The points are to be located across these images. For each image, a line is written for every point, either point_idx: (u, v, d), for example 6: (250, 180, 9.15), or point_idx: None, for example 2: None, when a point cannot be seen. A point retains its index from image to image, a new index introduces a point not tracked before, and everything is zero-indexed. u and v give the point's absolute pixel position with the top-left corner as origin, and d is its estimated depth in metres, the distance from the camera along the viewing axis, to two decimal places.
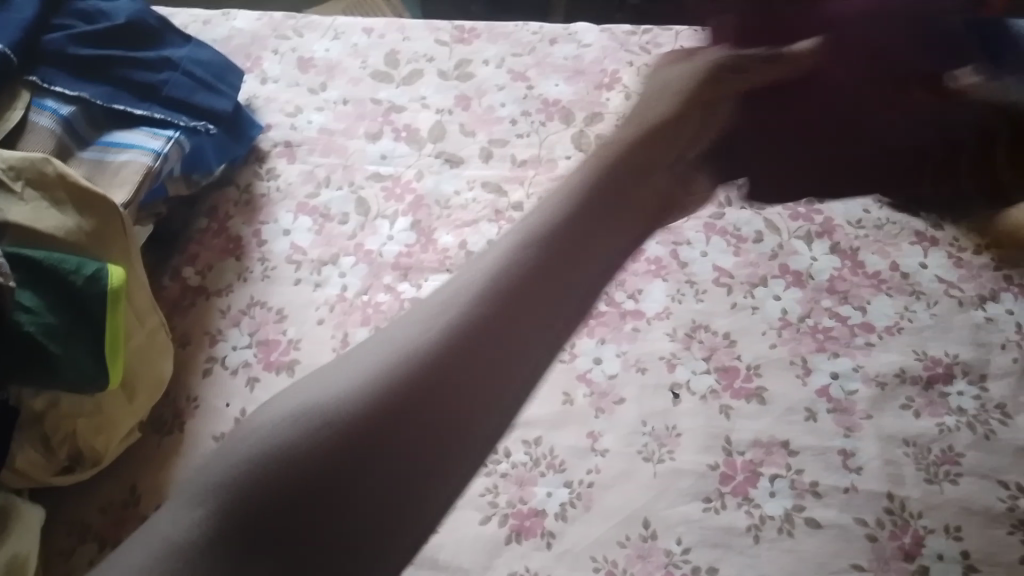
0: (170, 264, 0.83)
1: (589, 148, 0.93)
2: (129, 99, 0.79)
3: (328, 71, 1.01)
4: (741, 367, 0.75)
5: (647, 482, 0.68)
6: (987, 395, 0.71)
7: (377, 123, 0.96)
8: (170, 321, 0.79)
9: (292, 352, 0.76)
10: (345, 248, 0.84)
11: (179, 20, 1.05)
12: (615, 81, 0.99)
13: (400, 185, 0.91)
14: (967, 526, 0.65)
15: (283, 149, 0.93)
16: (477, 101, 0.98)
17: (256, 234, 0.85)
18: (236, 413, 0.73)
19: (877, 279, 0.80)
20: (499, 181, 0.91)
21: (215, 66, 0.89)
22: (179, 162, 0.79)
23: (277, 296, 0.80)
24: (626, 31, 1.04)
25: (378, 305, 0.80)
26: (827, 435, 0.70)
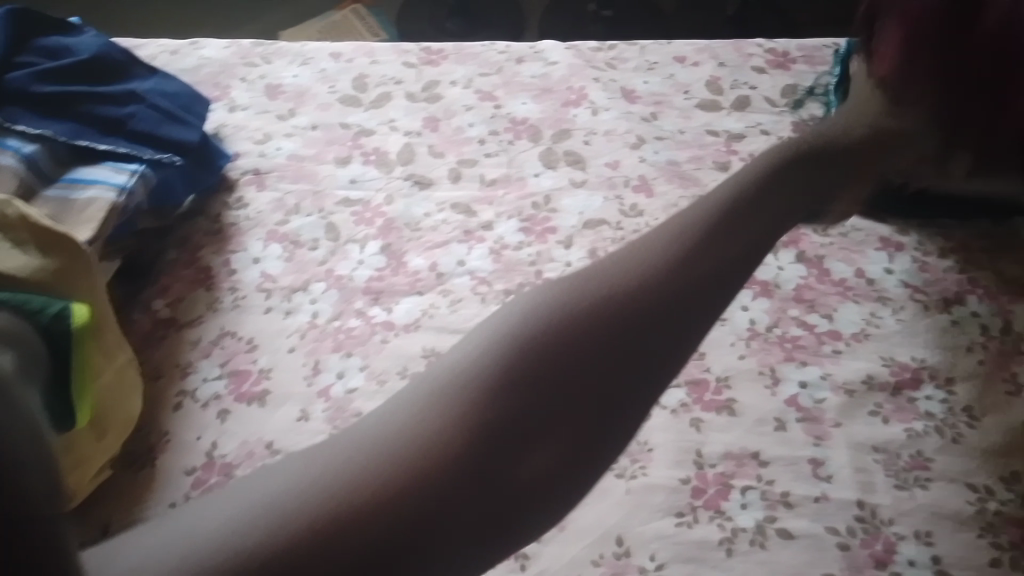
0: (140, 298, 0.83)
1: (558, 165, 0.94)
2: (93, 135, 0.79)
3: (297, 96, 1.01)
4: (710, 380, 0.75)
5: (619, 499, 0.68)
6: (954, 399, 0.72)
7: (347, 147, 0.96)
8: (142, 355, 0.79)
9: (263, 382, 0.77)
10: (316, 274, 0.85)
11: (147, 50, 1.05)
12: (581, 98, 0.99)
13: (370, 209, 0.91)
14: (937, 531, 0.65)
15: (252, 177, 0.93)
16: (446, 122, 0.99)
17: (226, 264, 0.86)
18: (208, 445, 0.73)
19: (843, 287, 0.80)
20: (469, 202, 0.91)
21: (181, 97, 0.89)
22: (145, 197, 0.80)
23: (248, 325, 0.81)
24: (592, 48, 1.05)
25: (349, 331, 0.80)
26: (797, 445, 0.70)
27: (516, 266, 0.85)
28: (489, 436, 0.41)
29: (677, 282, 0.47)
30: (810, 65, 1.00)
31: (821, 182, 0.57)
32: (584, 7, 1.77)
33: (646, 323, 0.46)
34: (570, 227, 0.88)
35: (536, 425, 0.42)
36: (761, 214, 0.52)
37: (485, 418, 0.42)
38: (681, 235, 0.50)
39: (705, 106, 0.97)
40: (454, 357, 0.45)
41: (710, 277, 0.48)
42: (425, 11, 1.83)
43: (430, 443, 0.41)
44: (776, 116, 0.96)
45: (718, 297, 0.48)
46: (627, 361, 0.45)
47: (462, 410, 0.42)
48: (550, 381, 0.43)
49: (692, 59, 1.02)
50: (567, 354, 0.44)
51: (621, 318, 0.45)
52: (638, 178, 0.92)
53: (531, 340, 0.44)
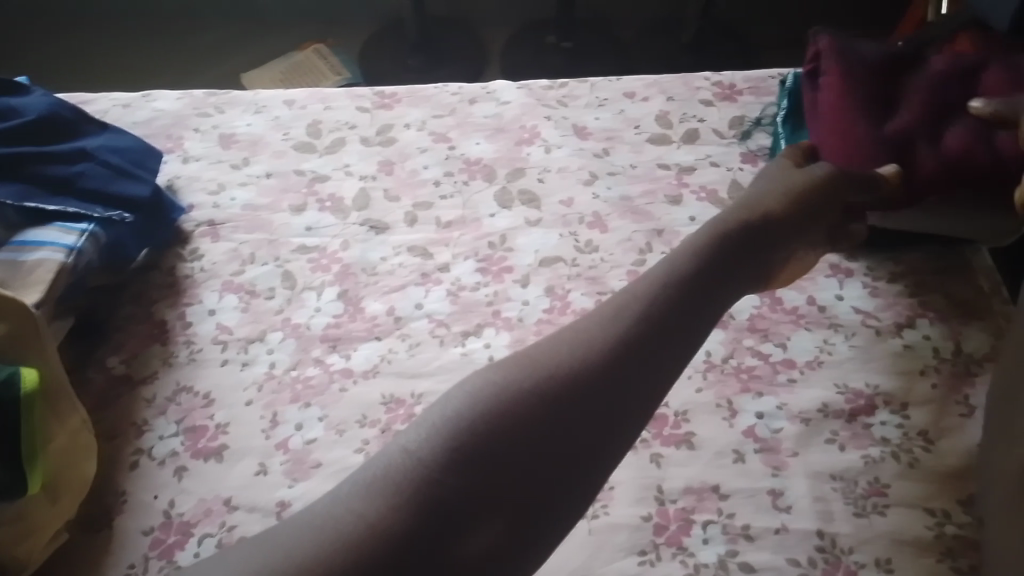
0: (94, 355, 0.82)
1: (513, 204, 0.94)
2: (41, 196, 0.78)
3: (251, 146, 1.01)
4: (669, 414, 0.75)
5: (581, 539, 0.68)
6: (909, 423, 0.73)
7: (302, 195, 0.96)
8: (96, 415, 0.78)
9: (220, 437, 0.76)
10: (272, 324, 0.84)
11: (99, 104, 1.05)
12: (534, 137, 1.00)
13: (326, 256, 0.91)
14: (897, 558, 0.65)
15: (206, 229, 0.92)
16: (401, 165, 0.99)
17: (181, 317, 0.85)
18: (165, 504, 0.72)
19: (796, 315, 0.81)
20: (425, 244, 0.91)
21: (132, 151, 0.89)
22: (95, 255, 0.79)
23: (204, 379, 0.80)
24: (543, 85, 1.06)
25: (308, 380, 0.80)
26: (756, 477, 0.71)
27: (474, 308, 0.86)
28: (443, 510, 0.47)
29: (613, 363, 0.55)
30: (757, 96, 1.02)
31: (754, 251, 0.67)
32: (541, 41, 1.79)
33: (583, 406, 0.52)
34: (527, 266, 0.89)
35: (485, 501, 0.48)
36: (697, 295, 0.60)
37: (438, 495, 0.48)
38: (617, 320, 0.57)
39: (655, 140, 0.98)
40: (411, 436, 0.52)
41: (644, 360, 0.56)
42: (389, 47, 1.81)
43: (391, 519, 0.47)
44: (724, 148, 0.97)
45: (654, 377, 0.56)
46: (568, 442, 0.51)
47: (419, 488, 0.48)
48: (499, 459, 0.49)
49: (641, 94, 1.04)
50: (514, 433, 0.50)
51: (559, 402, 0.52)
52: (592, 215, 0.93)
53: (477, 423, 0.51)
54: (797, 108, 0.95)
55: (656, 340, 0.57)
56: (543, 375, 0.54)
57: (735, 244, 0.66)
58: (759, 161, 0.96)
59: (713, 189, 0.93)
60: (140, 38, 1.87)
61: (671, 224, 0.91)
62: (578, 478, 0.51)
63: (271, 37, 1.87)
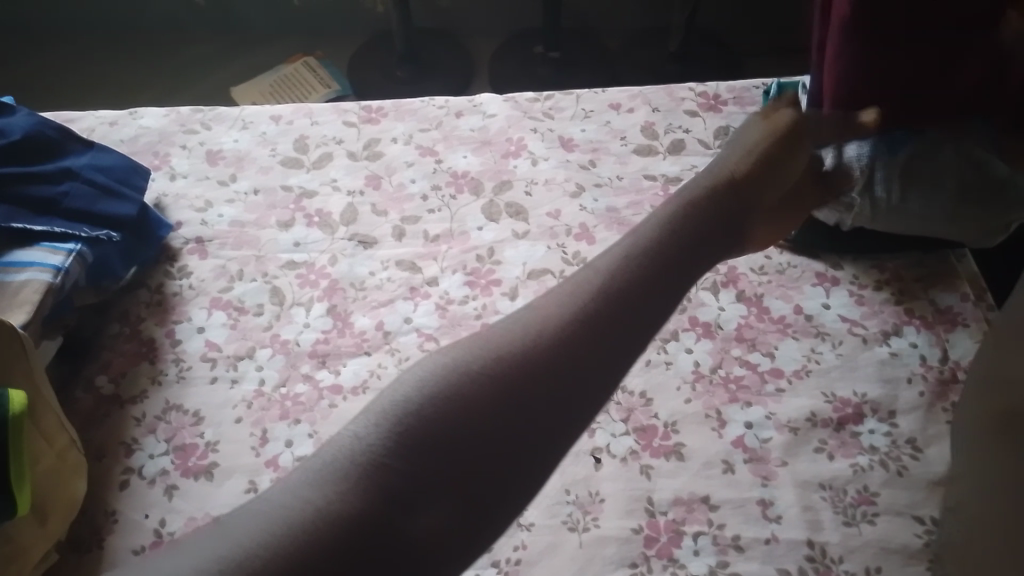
0: (82, 375, 0.82)
1: (500, 217, 0.95)
2: (27, 216, 0.78)
3: (237, 162, 1.01)
4: (659, 425, 0.76)
5: (572, 553, 0.68)
6: (896, 431, 0.73)
7: (289, 211, 0.97)
8: (84, 435, 0.78)
9: (210, 455, 0.76)
10: (260, 341, 0.84)
11: (84, 123, 1.05)
12: (520, 150, 1.01)
13: (314, 271, 0.91)
14: (886, 566, 0.66)
15: (194, 246, 0.92)
16: (388, 179, 0.99)
17: (169, 335, 0.85)
18: (155, 524, 0.72)
19: (783, 324, 0.82)
20: (413, 258, 0.92)
21: (119, 168, 0.89)
22: (82, 274, 0.79)
23: (193, 397, 0.80)
24: (529, 98, 1.06)
25: (297, 397, 0.80)
26: (745, 487, 0.71)
27: (462, 322, 0.86)
28: (394, 493, 0.46)
29: (571, 344, 0.54)
30: (741, 106, 1.03)
31: (730, 218, 0.68)
32: (528, 51, 1.81)
33: (540, 388, 0.52)
34: (514, 278, 0.89)
35: (440, 478, 0.47)
36: (664, 274, 0.59)
37: (388, 478, 0.47)
38: (580, 302, 0.56)
39: (641, 151, 0.99)
40: (361, 420, 0.50)
41: (607, 343, 0.55)
42: (375, 59, 1.81)
43: (340, 504, 0.45)
44: (709, 158, 0.98)
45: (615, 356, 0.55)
46: (529, 421, 0.51)
47: (367, 472, 0.47)
48: (453, 441, 0.48)
49: (626, 105, 1.04)
50: (469, 416, 0.49)
51: (513, 384, 0.52)
52: (580, 226, 0.93)
53: (433, 406, 0.49)
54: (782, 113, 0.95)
55: (623, 321, 0.56)
56: (500, 360, 0.53)
57: (710, 215, 0.66)
58: None
59: None
60: (126, 54, 1.87)
61: None
62: (535, 457, 0.50)
63: (257, 51, 1.87)
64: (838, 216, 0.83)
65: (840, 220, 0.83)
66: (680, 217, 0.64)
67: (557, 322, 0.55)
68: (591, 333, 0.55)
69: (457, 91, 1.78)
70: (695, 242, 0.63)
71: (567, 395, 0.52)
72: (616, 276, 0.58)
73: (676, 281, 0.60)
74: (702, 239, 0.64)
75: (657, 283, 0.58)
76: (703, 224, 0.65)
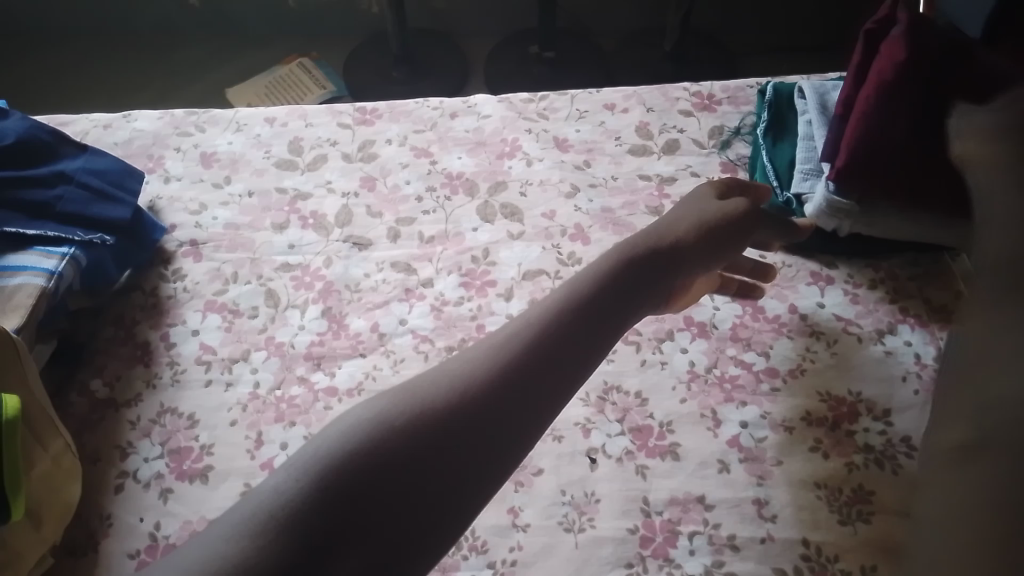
0: (77, 379, 0.82)
1: (494, 218, 0.95)
2: (20, 220, 0.78)
3: (231, 164, 1.01)
4: (654, 425, 0.76)
5: (568, 554, 0.68)
6: (892, 429, 0.73)
7: (284, 213, 0.96)
8: (79, 439, 0.78)
9: (205, 458, 0.76)
10: (255, 343, 0.84)
11: (78, 126, 1.05)
12: (515, 151, 1.01)
13: (308, 273, 0.91)
14: (882, 565, 0.66)
15: (188, 249, 0.92)
16: (383, 181, 0.99)
17: (164, 338, 0.85)
18: (150, 527, 0.72)
19: (778, 323, 0.82)
20: (408, 260, 0.92)
21: (112, 172, 0.88)
22: (75, 278, 0.79)
23: (187, 400, 0.80)
24: (523, 98, 1.06)
25: (292, 399, 0.80)
26: (740, 486, 0.71)
27: (457, 323, 0.86)
28: (309, 546, 0.42)
29: (494, 391, 0.52)
30: (735, 106, 1.03)
31: (663, 272, 0.65)
32: (523, 51, 1.81)
33: (463, 436, 0.50)
34: (509, 279, 0.89)
35: (368, 523, 0.44)
36: (596, 319, 0.58)
37: (304, 530, 0.43)
38: (505, 351, 0.55)
39: (636, 151, 0.99)
40: (279, 471, 0.46)
41: (539, 381, 0.54)
42: (371, 59, 1.81)
43: (266, 557, 0.42)
44: (704, 158, 0.98)
45: (538, 405, 0.53)
46: (466, 453, 0.49)
47: (293, 514, 0.43)
48: (374, 489, 0.45)
49: (621, 105, 1.04)
50: (389, 465, 0.47)
51: (441, 425, 0.49)
52: (575, 227, 0.93)
53: (346, 458, 0.46)
54: (776, 121, 0.97)
55: (550, 367, 0.55)
56: (420, 407, 0.50)
57: (644, 267, 0.64)
58: (738, 171, 0.97)
59: None
60: (119, 59, 1.86)
61: None
62: (458, 507, 0.48)
63: (251, 54, 1.87)
64: (836, 221, 0.83)
65: (838, 225, 0.83)
66: (620, 261, 0.63)
67: (491, 357, 0.54)
68: (516, 381, 0.53)
69: (453, 91, 1.78)
70: (634, 287, 0.62)
71: (501, 428, 0.51)
72: (542, 322, 0.57)
73: (612, 328, 0.59)
74: (635, 289, 0.62)
75: (594, 325, 0.58)
76: (639, 270, 0.63)
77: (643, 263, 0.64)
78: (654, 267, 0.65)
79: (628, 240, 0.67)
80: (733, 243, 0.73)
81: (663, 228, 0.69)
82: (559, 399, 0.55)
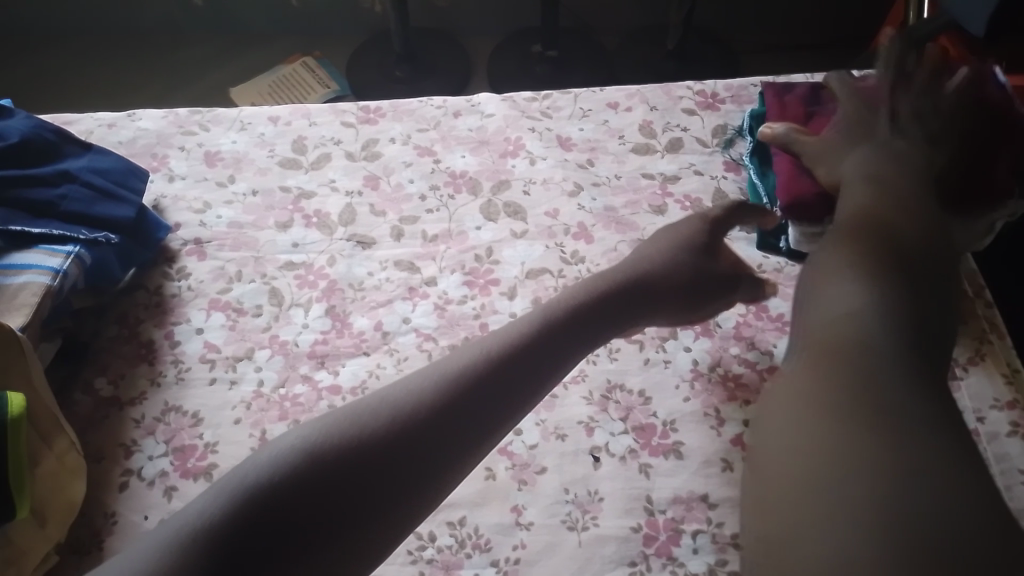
0: (81, 377, 0.82)
1: (498, 217, 0.94)
2: (25, 219, 0.78)
3: (235, 164, 1.01)
4: (657, 424, 0.76)
5: (572, 552, 0.68)
6: None
7: (287, 212, 0.97)
8: (84, 437, 0.78)
9: (209, 456, 0.76)
10: (259, 342, 0.84)
11: (83, 125, 1.05)
12: (518, 149, 1.01)
13: (312, 272, 0.91)
14: None
15: (192, 247, 0.92)
16: (386, 180, 1.00)
17: (168, 336, 0.85)
18: (155, 525, 0.72)
19: (781, 322, 0.82)
20: (411, 259, 0.92)
21: (116, 172, 0.89)
22: (80, 277, 0.79)
23: (191, 399, 0.80)
24: (526, 97, 1.06)
25: (296, 398, 0.80)
26: None
27: (460, 321, 0.85)
28: (258, 523, 0.44)
29: (460, 381, 0.55)
30: (738, 104, 1.03)
31: (632, 312, 0.68)
32: (526, 50, 1.81)
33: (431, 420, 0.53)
34: (512, 278, 0.89)
35: (321, 498, 0.46)
36: (561, 337, 0.61)
37: (255, 508, 0.44)
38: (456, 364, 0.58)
39: (639, 150, 0.99)
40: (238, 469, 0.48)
41: (493, 387, 0.56)
42: (374, 59, 1.81)
43: (222, 532, 0.43)
44: (707, 157, 0.98)
45: (505, 409, 0.56)
46: (413, 439, 0.51)
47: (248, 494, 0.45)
48: (337, 464, 0.48)
49: (624, 104, 1.04)
50: (344, 453, 0.48)
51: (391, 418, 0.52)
52: (578, 225, 0.93)
53: (317, 443, 0.49)
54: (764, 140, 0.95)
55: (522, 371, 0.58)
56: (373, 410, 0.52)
57: (613, 302, 0.67)
58: (741, 169, 0.97)
59: (696, 199, 0.94)
60: (122, 59, 1.87)
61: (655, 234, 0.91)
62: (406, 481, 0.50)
63: (254, 54, 1.87)
64: None
65: None
66: (584, 290, 0.66)
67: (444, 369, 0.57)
68: (488, 378, 0.56)
69: (456, 90, 1.78)
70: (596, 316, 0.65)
71: (452, 421, 0.53)
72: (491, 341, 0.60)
73: (573, 349, 0.62)
74: (601, 326, 0.65)
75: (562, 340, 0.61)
76: (607, 303, 0.66)
77: (615, 303, 0.67)
78: (624, 308, 0.68)
79: (604, 277, 0.70)
80: (709, 291, 0.74)
81: (641, 269, 0.71)
82: (529, 398, 0.58)
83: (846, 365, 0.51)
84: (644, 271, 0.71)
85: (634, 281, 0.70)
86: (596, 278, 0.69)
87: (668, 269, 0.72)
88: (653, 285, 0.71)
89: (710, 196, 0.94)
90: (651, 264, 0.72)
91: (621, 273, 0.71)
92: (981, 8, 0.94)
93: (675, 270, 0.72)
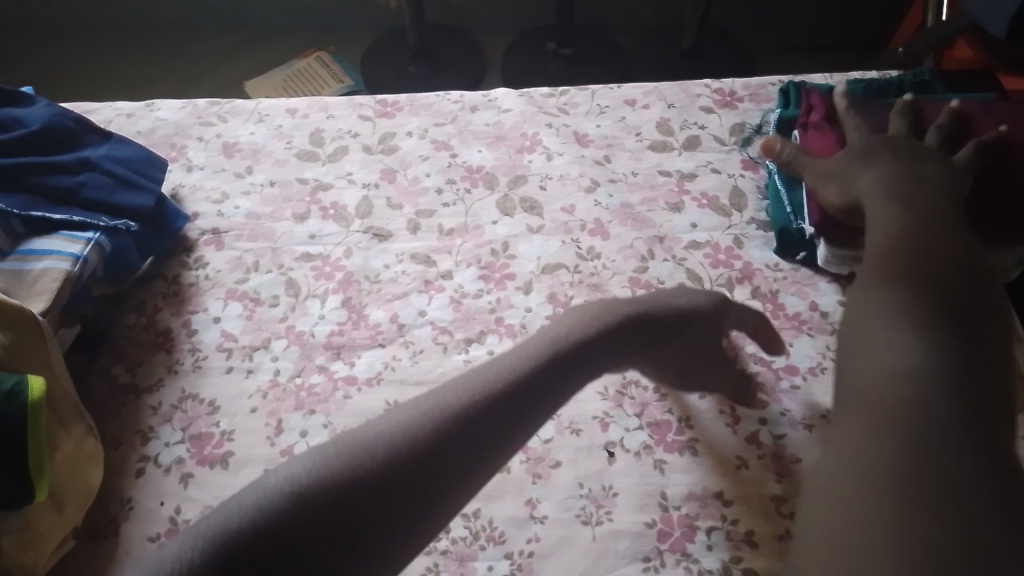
0: (98, 364, 0.82)
1: (514, 212, 0.94)
2: (46, 206, 0.79)
3: (253, 154, 1.02)
4: (672, 421, 0.76)
5: (587, 546, 0.68)
6: None
7: (304, 203, 0.97)
8: (101, 423, 0.78)
9: (226, 444, 0.76)
10: (276, 332, 0.85)
11: (102, 115, 1.06)
12: (535, 144, 1.01)
13: (329, 263, 0.91)
14: None
15: (210, 237, 0.93)
16: (403, 173, 1.00)
17: (185, 325, 0.85)
18: (170, 512, 0.72)
19: (797, 320, 0.82)
20: (428, 252, 0.92)
21: (136, 161, 0.89)
22: (99, 264, 0.79)
23: (208, 387, 0.80)
24: (544, 93, 1.06)
25: (312, 388, 0.80)
26: (758, 483, 0.71)
27: (475, 316, 0.86)
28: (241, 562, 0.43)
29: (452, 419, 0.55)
30: (757, 103, 1.03)
31: (630, 345, 0.67)
32: (540, 48, 1.81)
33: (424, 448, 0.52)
34: (528, 273, 0.89)
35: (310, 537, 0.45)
36: (552, 377, 0.60)
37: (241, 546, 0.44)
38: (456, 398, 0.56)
39: (656, 147, 0.99)
40: (225, 504, 0.47)
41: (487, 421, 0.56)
42: (388, 56, 1.82)
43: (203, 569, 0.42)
44: (724, 155, 0.98)
45: (494, 447, 0.56)
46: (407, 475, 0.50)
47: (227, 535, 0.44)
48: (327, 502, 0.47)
49: (641, 101, 1.04)
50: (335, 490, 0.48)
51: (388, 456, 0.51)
52: (594, 223, 0.92)
53: (309, 476, 0.48)
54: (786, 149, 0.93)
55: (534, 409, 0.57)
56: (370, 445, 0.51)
57: (610, 334, 0.66)
58: (759, 167, 0.97)
59: (714, 196, 0.94)
60: (136, 52, 1.87)
61: (672, 232, 0.91)
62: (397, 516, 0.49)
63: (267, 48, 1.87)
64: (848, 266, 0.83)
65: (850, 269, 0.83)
66: (585, 325, 0.65)
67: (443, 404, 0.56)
68: (479, 416, 0.56)
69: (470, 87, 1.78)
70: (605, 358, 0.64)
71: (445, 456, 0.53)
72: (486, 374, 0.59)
73: (564, 388, 0.61)
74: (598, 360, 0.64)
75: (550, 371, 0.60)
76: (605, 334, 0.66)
77: (614, 335, 0.66)
78: (622, 343, 0.67)
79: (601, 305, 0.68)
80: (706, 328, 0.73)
81: (636, 302, 0.70)
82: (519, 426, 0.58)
83: (887, 404, 0.49)
84: (641, 304, 0.70)
85: (633, 312, 0.69)
86: (594, 307, 0.68)
87: (664, 306, 0.71)
88: (649, 319, 0.69)
89: (727, 194, 0.94)
90: (649, 299, 0.71)
91: (618, 304, 0.69)
92: (1001, 12, 0.94)
93: (670, 307, 0.71)
